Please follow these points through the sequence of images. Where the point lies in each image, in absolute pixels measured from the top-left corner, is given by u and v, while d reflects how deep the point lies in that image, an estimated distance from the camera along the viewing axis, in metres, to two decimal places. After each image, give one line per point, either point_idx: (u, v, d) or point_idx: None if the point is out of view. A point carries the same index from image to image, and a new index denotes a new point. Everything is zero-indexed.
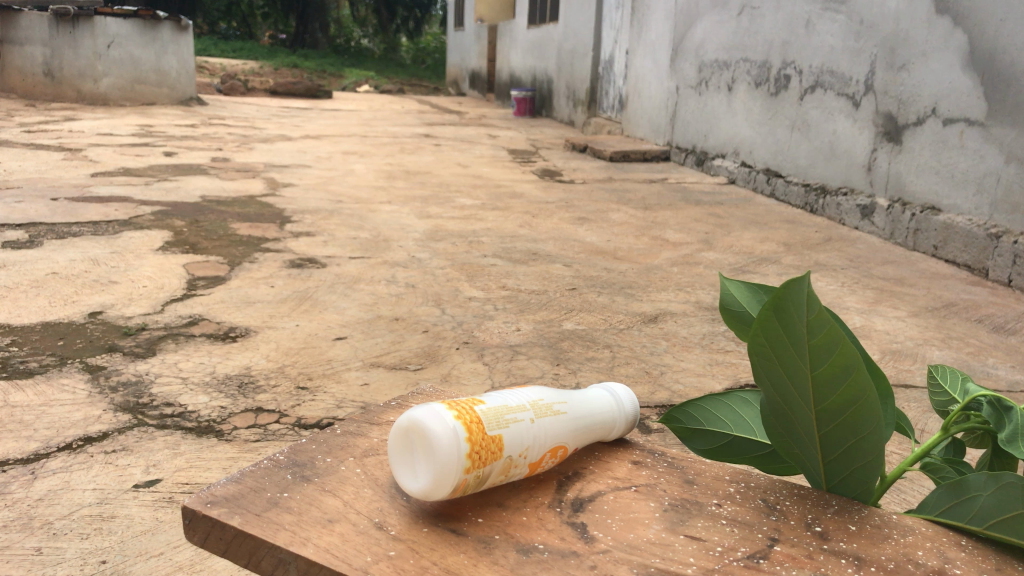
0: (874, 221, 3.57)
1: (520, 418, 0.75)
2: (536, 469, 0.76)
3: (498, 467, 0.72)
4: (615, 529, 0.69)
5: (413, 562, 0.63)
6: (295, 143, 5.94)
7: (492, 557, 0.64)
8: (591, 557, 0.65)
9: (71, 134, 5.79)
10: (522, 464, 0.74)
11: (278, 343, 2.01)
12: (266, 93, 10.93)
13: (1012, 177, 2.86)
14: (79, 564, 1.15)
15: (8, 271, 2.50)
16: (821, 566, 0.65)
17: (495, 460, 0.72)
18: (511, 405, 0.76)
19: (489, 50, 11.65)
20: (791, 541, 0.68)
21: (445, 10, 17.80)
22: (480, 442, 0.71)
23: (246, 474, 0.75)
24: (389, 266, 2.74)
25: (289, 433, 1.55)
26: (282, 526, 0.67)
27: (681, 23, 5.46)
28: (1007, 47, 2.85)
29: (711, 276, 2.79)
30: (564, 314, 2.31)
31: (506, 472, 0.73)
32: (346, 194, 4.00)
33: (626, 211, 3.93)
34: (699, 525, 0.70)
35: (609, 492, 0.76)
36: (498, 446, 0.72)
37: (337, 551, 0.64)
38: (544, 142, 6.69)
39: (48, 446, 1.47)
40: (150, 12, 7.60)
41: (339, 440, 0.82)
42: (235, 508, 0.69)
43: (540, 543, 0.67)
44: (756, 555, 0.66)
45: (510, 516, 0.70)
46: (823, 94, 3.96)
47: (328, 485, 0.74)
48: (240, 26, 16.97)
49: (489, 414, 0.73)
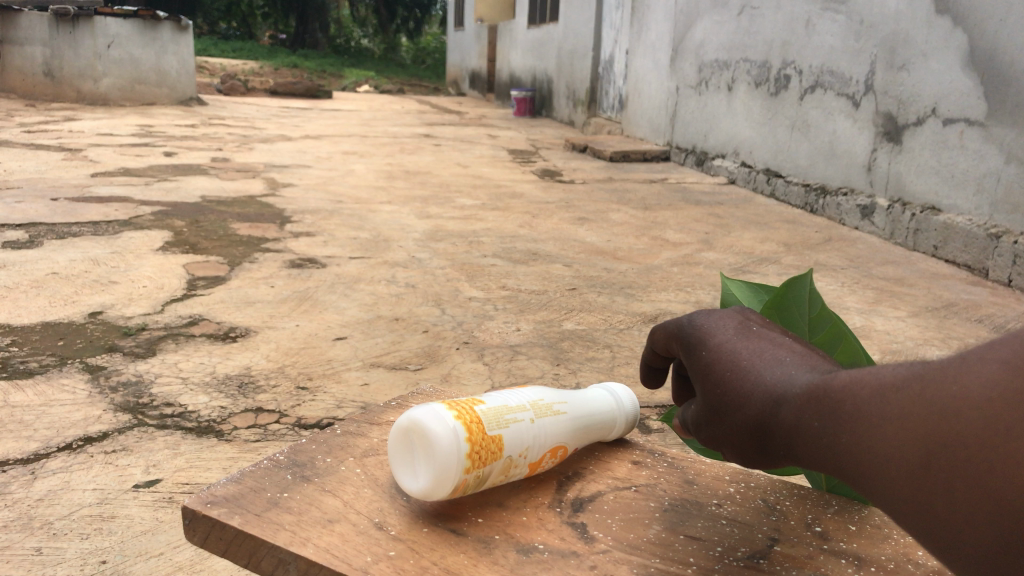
0: (874, 221, 3.56)
1: (519, 418, 0.76)
2: (536, 469, 0.77)
3: (498, 467, 0.73)
4: (615, 529, 0.71)
5: (413, 562, 0.65)
6: (294, 143, 5.95)
7: (492, 557, 0.66)
8: (591, 557, 0.67)
9: (71, 134, 5.80)
10: (521, 464, 0.75)
11: (279, 343, 2.01)
12: (265, 93, 10.95)
13: (1012, 177, 2.86)
14: (79, 564, 1.15)
15: (8, 271, 2.50)
16: (820, 566, 0.67)
17: (495, 460, 0.72)
18: (511, 406, 0.76)
19: (489, 50, 11.65)
20: (792, 541, 0.71)
21: (444, 10, 17.83)
22: (480, 441, 0.71)
23: (246, 474, 0.76)
24: (389, 266, 2.74)
25: (289, 433, 1.55)
26: (282, 526, 0.68)
27: (681, 23, 5.46)
28: (1008, 47, 2.85)
29: (711, 277, 2.79)
30: (564, 314, 2.31)
31: (506, 472, 0.74)
32: (346, 194, 4.00)
33: (626, 211, 3.93)
34: (699, 526, 0.73)
35: (609, 491, 0.78)
36: (498, 446, 0.72)
37: (337, 551, 0.65)
38: (544, 142, 6.68)
39: (48, 446, 1.47)
40: (150, 12, 7.60)
41: (339, 440, 0.84)
42: (235, 508, 0.70)
43: (540, 542, 0.68)
44: (756, 555, 0.69)
45: (510, 516, 0.72)
46: (823, 94, 3.96)
47: (327, 485, 0.75)
48: (240, 26, 16.92)
49: (489, 414, 0.74)
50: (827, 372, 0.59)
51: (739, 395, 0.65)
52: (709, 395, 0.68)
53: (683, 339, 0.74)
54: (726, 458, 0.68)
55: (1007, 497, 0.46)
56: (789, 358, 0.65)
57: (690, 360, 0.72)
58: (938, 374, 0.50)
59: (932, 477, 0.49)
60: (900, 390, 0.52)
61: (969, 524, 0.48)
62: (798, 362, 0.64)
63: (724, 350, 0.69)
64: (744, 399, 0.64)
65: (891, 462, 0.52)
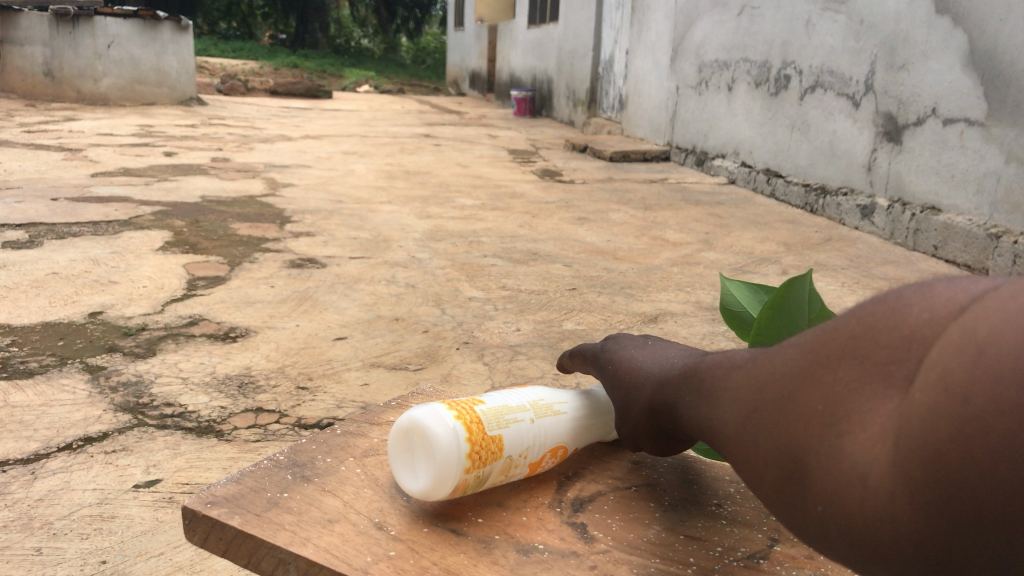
0: (874, 221, 3.56)
1: (519, 418, 0.81)
2: (535, 469, 0.82)
3: (498, 467, 0.77)
4: (614, 529, 0.75)
5: (413, 562, 0.68)
6: (295, 143, 5.95)
7: (493, 557, 0.69)
8: (591, 557, 0.70)
9: (71, 134, 5.80)
10: (521, 463, 0.80)
11: (279, 343, 2.01)
12: (265, 93, 10.95)
13: (1012, 177, 2.86)
14: (79, 564, 1.15)
15: (8, 271, 2.50)
16: (819, 565, 0.72)
17: (495, 459, 0.77)
18: (511, 406, 0.81)
19: (489, 50, 11.65)
20: (790, 541, 0.76)
21: (444, 11, 17.83)
22: (479, 441, 0.75)
23: (246, 474, 0.79)
24: (389, 266, 2.74)
25: (289, 433, 1.55)
26: (282, 527, 0.71)
27: (682, 23, 5.46)
28: (1008, 47, 2.85)
29: (711, 277, 2.79)
30: (564, 314, 2.31)
31: (506, 472, 0.79)
32: (346, 194, 4.00)
33: (626, 211, 3.93)
34: (698, 526, 0.77)
35: (610, 491, 0.82)
36: (498, 446, 0.77)
37: (337, 552, 0.68)
38: (544, 142, 6.68)
39: (48, 446, 1.47)
40: (150, 12, 7.60)
41: (339, 440, 0.87)
42: (235, 508, 0.73)
43: (540, 543, 0.72)
44: (756, 555, 0.73)
45: (510, 516, 0.76)
46: (823, 94, 3.95)
47: (328, 485, 0.78)
48: (240, 26, 16.91)
49: (489, 415, 0.78)
50: (695, 359, 0.77)
51: (638, 392, 0.83)
52: (618, 400, 0.86)
53: (598, 361, 0.92)
54: (644, 447, 0.84)
55: (778, 443, 0.62)
56: (674, 352, 0.84)
57: (603, 376, 0.90)
58: (756, 358, 0.67)
59: (743, 434, 0.65)
60: (732, 369, 0.70)
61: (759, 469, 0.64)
62: (679, 355, 0.83)
63: (624, 361, 0.87)
64: (638, 392, 0.83)
65: (720, 426, 0.68)
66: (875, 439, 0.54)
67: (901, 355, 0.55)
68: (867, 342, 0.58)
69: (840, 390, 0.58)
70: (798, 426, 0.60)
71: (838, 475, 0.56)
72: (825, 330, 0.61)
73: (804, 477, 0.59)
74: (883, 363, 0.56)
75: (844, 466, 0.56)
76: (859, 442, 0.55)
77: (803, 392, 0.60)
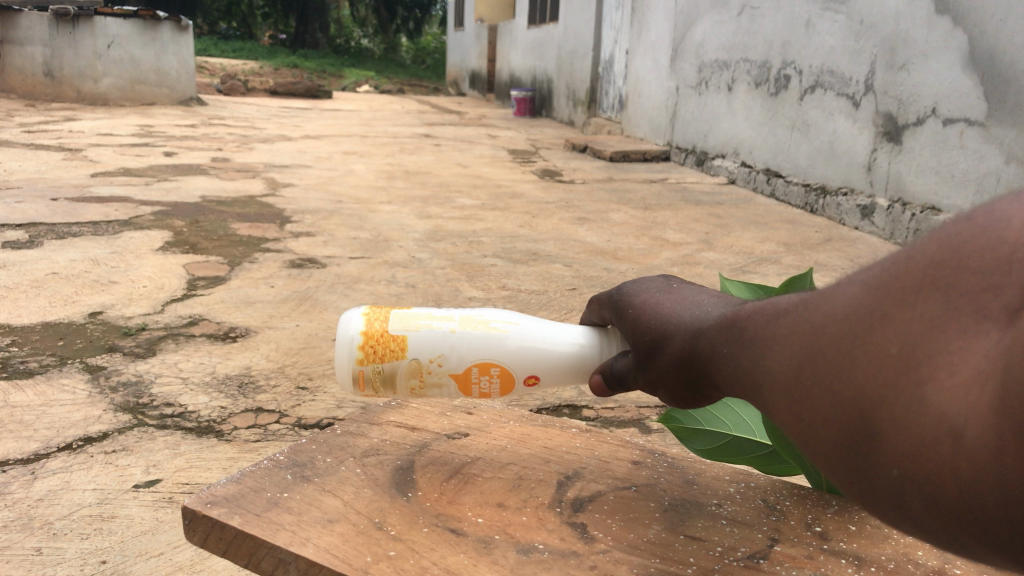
0: (874, 221, 3.56)
1: (433, 327, 0.98)
2: (458, 375, 0.99)
3: (403, 365, 0.99)
4: (614, 529, 0.76)
5: (413, 563, 0.69)
6: (295, 143, 5.94)
7: (493, 557, 0.71)
8: (591, 558, 0.72)
9: (71, 134, 5.79)
10: (435, 367, 0.98)
11: (279, 343, 2.01)
12: (265, 93, 10.94)
13: (1012, 177, 2.86)
14: (79, 564, 1.15)
15: (8, 271, 2.50)
16: (821, 565, 0.74)
17: (396, 356, 0.98)
18: (434, 316, 0.99)
19: (489, 50, 11.64)
20: (791, 541, 0.77)
21: (444, 11, 17.81)
22: (378, 339, 0.99)
23: (246, 474, 0.81)
24: (389, 266, 2.74)
25: (289, 433, 1.55)
26: (281, 527, 0.72)
27: (681, 23, 5.45)
28: (1008, 48, 2.85)
29: (711, 277, 2.79)
30: (564, 314, 2.31)
31: (417, 371, 0.99)
32: (346, 194, 3.99)
33: (625, 211, 3.93)
34: (699, 527, 0.78)
35: (609, 491, 0.84)
36: (400, 346, 0.98)
37: (337, 552, 0.69)
38: (544, 142, 6.67)
39: (48, 446, 1.47)
40: (150, 12, 7.59)
41: (338, 440, 0.90)
42: (235, 509, 0.75)
43: (541, 543, 0.73)
44: (756, 555, 0.74)
45: (511, 517, 0.78)
46: (823, 94, 3.95)
47: (327, 485, 0.81)
48: (240, 26, 16.89)
49: (402, 321, 0.99)
50: (737, 308, 0.73)
51: (670, 337, 0.79)
52: (641, 348, 0.83)
53: (617, 306, 0.89)
54: (662, 397, 0.82)
55: (845, 393, 0.57)
56: (708, 299, 0.80)
57: (621, 323, 0.87)
58: (814, 300, 0.63)
59: (802, 384, 0.61)
60: (784, 316, 0.65)
61: (824, 426, 0.59)
62: (714, 302, 0.79)
63: (650, 305, 0.84)
64: (673, 334, 0.78)
65: (775, 376, 0.64)
66: (969, 382, 0.50)
67: (997, 284, 0.51)
68: (956, 272, 0.53)
69: (922, 330, 0.53)
70: (871, 372, 0.55)
71: (920, 426, 0.52)
72: (901, 263, 0.57)
73: (878, 431, 0.55)
74: (977, 293, 0.52)
75: (929, 414, 0.51)
76: (945, 387, 0.51)
77: (877, 333, 0.56)
